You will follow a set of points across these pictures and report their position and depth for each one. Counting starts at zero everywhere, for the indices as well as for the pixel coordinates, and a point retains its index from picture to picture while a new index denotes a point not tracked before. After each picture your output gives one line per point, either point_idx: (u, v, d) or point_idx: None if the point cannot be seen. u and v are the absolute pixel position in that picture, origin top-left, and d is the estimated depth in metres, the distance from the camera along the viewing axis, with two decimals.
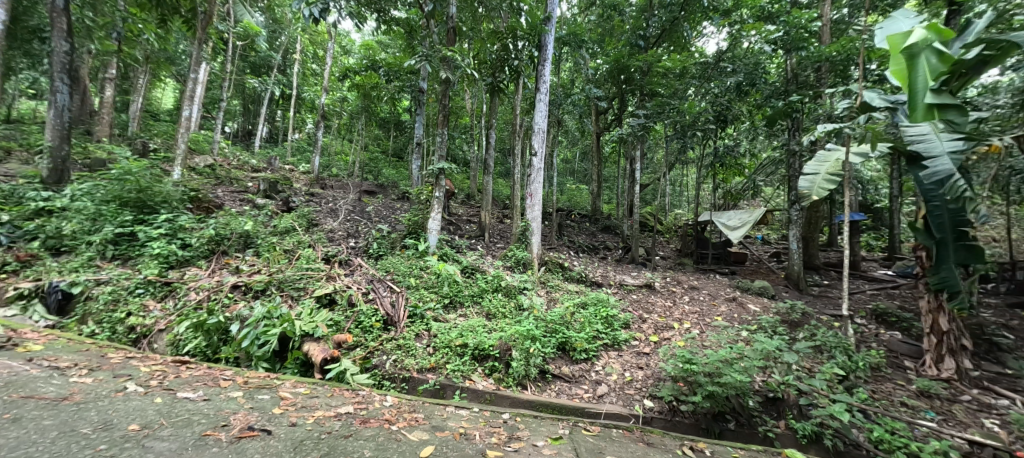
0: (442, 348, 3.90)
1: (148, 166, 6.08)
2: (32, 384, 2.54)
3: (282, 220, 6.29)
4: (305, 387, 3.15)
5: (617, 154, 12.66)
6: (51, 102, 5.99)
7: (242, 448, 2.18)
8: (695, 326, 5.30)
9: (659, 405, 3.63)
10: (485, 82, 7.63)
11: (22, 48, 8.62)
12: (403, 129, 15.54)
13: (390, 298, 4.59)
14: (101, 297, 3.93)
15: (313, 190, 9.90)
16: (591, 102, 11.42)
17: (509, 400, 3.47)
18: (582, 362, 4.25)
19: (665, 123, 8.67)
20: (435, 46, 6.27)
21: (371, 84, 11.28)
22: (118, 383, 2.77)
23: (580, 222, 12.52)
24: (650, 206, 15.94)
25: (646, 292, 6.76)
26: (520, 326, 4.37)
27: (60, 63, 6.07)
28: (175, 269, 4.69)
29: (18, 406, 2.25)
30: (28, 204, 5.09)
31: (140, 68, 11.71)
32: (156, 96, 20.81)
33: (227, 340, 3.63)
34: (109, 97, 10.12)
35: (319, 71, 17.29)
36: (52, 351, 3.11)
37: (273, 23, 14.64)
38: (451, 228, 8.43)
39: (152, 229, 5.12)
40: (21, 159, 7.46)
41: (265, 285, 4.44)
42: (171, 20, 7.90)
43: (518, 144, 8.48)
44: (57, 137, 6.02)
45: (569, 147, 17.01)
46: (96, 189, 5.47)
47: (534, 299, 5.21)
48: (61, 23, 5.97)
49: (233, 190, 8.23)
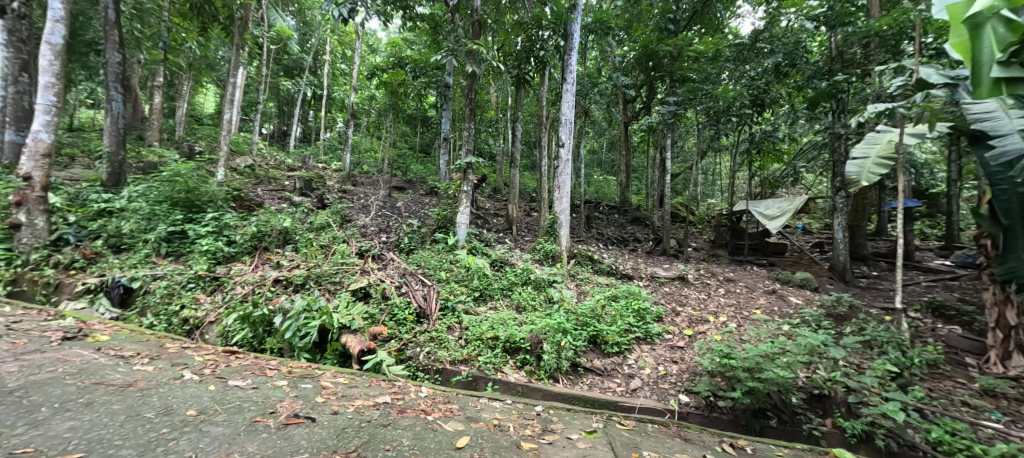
0: (473, 341, 3.93)
1: (195, 167, 6.40)
2: (102, 371, 2.76)
3: (317, 216, 6.48)
4: (344, 377, 3.28)
5: (646, 143, 12.31)
6: (108, 110, 6.43)
7: (289, 434, 2.29)
8: (733, 319, 5.10)
9: (695, 400, 3.55)
10: (510, 74, 7.56)
11: (80, 60, 9.30)
12: (429, 126, 15.73)
13: (422, 291, 4.68)
14: (157, 291, 4.19)
15: (345, 187, 10.22)
16: (618, 91, 11.14)
17: (541, 392, 3.48)
18: (614, 356, 4.19)
19: (697, 109, 8.28)
20: (460, 40, 6.18)
21: (397, 81, 11.59)
22: (176, 371, 2.97)
23: (609, 214, 12.30)
24: (681, 196, 15.49)
25: (679, 285, 6.58)
26: (551, 319, 4.34)
27: (114, 73, 6.52)
28: (222, 265, 4.96)
29: (92, 391, 2.46)
30: (91, 206, 5.49)
31: (184, 75, 12.40)
32: (198, 101, 22.07)
33: (271, 331, 3.79)
34: (158, 103, 10.74)
35: (348, 71, 17.75)
36: (118, 341, 3.38)
37: (304, 26, 15.15)
38: (480, 222, 8.49)
39: (201, 227, 5.44)
40: (83, 164, 8.08)
41: (304, 279, 4.58)
42: (210, 27, 8.28)
43: (546, 136, 8.29)
44: (114, 142, 6.45)
45: (596, 138, 16.72)
46: (150, 191, 5.82)
47: (564, 292, 5.16)
48: (113, 35, 6.35)
49: (271, 188, 8.63)
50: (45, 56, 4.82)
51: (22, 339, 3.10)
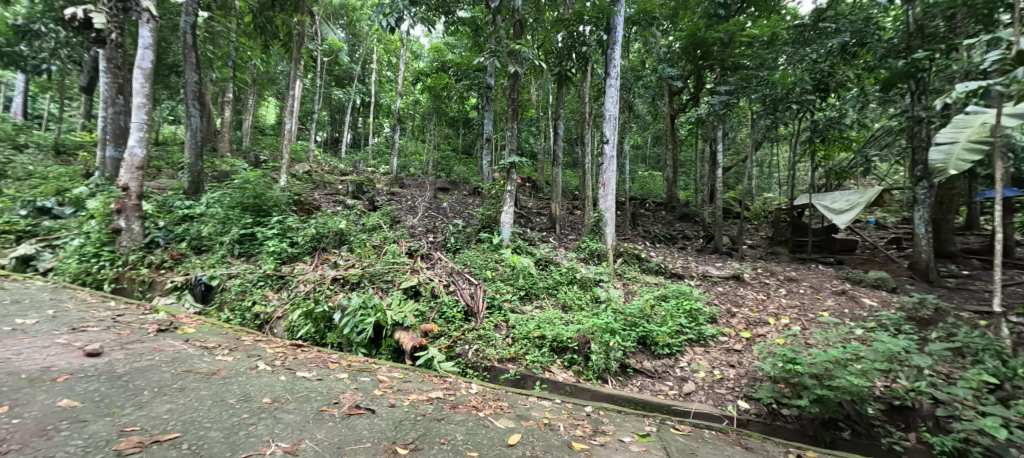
0: (520, 340, 3.96)
1: (261, 175, 6.96)
2: (191, 360, 3.09)
3: (370, 218, 6.78)
4: (399, 372, 3.43)
5: (694, 136, 11.77)
6: (188, 125, 7.13)
7: (352, 424, 2.44)
8: (796, 322, 4.75)
9: (755, 407, 3.36)
10: (552, 72, 7.53)
11: (163, 82, 10.41)
12: (471, 128, 16.02)
13: (469, 290, 4.77)
14: (233, 288, 4.60)
15: (394, 189, 10.66)
16: (663, 83, 10.73)
17: (590, 393, 3.44)
18: (665, 358, 4.05)
19: (751, 98, 7.80)
20: (502, 41, 6.22)
21: (441, 85, 11.95)
22: (252, 361, 3.25)
23: (655, 211, 11.90)
24: (733, 191, 14.64)
25: (734, 284, 6.24)
26: (598, 319, 4.28)
27: (192, 92, 7.22)
28: (286, 264, 5.34)
29: (184, 378, 2.76)
30: (176, 212, 6.13)
31: (249, 90, 13.52)
32: (262, 114, 23.98)
33: (331, 327, 4.03)
34: (228, 117, 11.78)
35: (393, 78, 18.48)
36: (202, 334, 3.75)
37: (353, 38, 15.98)
38: (523, 221, 8.54)
39: (267, 230, 5.89)
40: (168, 175, 9.05)
41: (359, 278, 4.82)
42: (272, 45, 8.95)
43: (589, 133, 8.15)
44: (194, 154, 7.15)
45: (639, 133, 16.23)
46: (224, 197, 6.39)
47: (611, 292, 5.06)
48: (191, 57, 7.04)
49: (327, 192, 9.18)
50: (137, 80, 5.44)
51: (126, 330, 3.53)
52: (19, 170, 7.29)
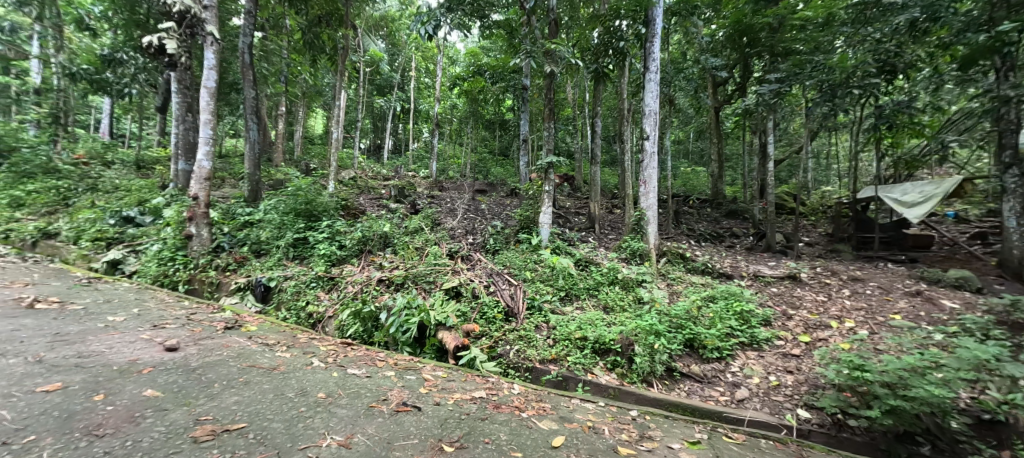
0: (561, 341, 3.92)
1: (312, 182, 7.38)
2: (255, 356, 3.33)
3: (412, 221, 7.00)
4: (443, 371, 3.51)
5: (741, 128, 11.16)
6: (247, 138, 7.71)
7: (400, 420, 2.52)
8: (863, 325, 4.36)
9: (818, 417, 3.13)
10: (589, 69, 7.42)
11: (225, 99, 11.32)
12: (508, 129, 16.12)
13: (509, 290, 4.80)
14: (289, 289, 4.91)
15: (434, 192, 10.95)
16: (706, 74, 10.26)
17: (635, 396, 3.34)
18: (715, 362, 3.86)
19: (804, 85, 7.28)
20: (537, 41, 6.21)
21: (477, 89, 12.22)
22: (307, 358, 3.45)
23: (699, 208, 11.41)
24: (786, 185, 13.72)
25: (789, 285, 5.84)
26: (641, 320, 4.16)
27: (250, 107, 7.80)
28: (336, 266, 5.63)
29: (249, 372, 2.98)
30: (238, 219, 6.64)
31: (299, 103, 14.40)
32: (311, 125, 25.50)
33: (378, 326, 4.20)
34: (281, 130, 12.62)
35: (431, 84, 19.01)
36: (263, 331, 4.03)
37: (392, 47, 16.60)
38: (561, 221, 8.48)
39: (318, 234, 6.24)
40: (231, 184, 9.83)
41: (403, 279, 4.98)
42: (320, 59, 9.49)
43: (627, 129, 7.95)
44: (253, 164, 7.71)
45: (681, 128, 15.61)
46: (279, 204, 6.85)
47: (655, 292, 4.90)
48: (249, 75, 7.59)
49: (372, 197, 9.59)
50: (204, 99, 5.95)
51: (198, 327, 3.86)
52: (108, 184, 8.20)
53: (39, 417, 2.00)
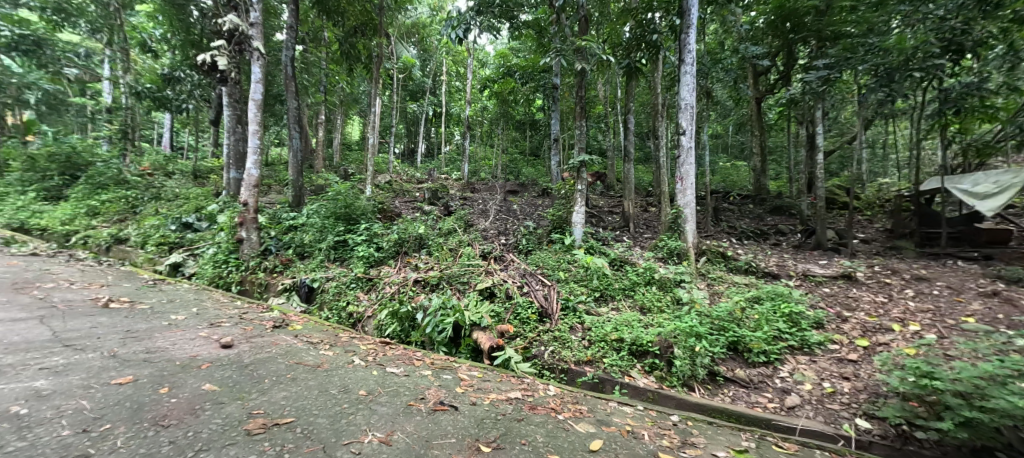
0: (597, 342, 3.86)
1: (351, 186, 7.68)
2: (301, 353, 3.50)
3: (445, 222, 7.12)
4: (478, 371, 3.54)
5: (785, 119, 10.55)
6: (290, 146, 8.13)
7: (438, 419, 2.56)
8: (931, 329, 4.00)
9: (879, 428, 2.89)
10: (621, 65, 7.25)
11: (271, 110, 12.01)
12: (538, 129, 16.06)
13: (543, 291, 4.78)
14: (331, 289, 5.13)
15: (467, 194, 11.10)
16: (746, 63, 9.77)
17: (675, 400, 3.23)
18: (761, 366, 3.66)
19: (856, 70, 6.77)
20: (568, 39, 6.14)
21: (507, 90, 12.39)
22: (348, 356, 3.59)
23: (740, 204, 10.89)
24: (836, 178, 12.83)
25: (843, 285, 5.44)
26: (681, 322, 4.01)
27: (293, 117, 8.22)
28: (374, 267, 5.83)
29: (296, 369, 3.13)
30: (284, 223, 7.02)
31: (338, 111, 15.05)
32: (349, 131, 26.59)
33: (415, 326, 4.30)
34: (321, 137, 13.22)
35: (462, 87, 19.31)
36: (308, 330, 4.24)
37: (424, 53, 17.00)
38: (594, 220, 8.35)
39: (357, 236, 6.47)
40: (277, 190, 10.41)
41: (438, 280, 5.07)
42: (356, 68, 9.85)
43: (662, 125, 7.71)
44: (296, 171, 8.13)
45: (719, 121, 14.96)
46: (321, 208, 7.18)
47: (695, 293, 4.72)
48: (291, 86, 7.99)
49: (407, 200, 9.85)
50: (252, 111, 6.33)
51: (249, 326, 4.11)
52: (170, 193, 8.91)
53: (114, 407, 2.19)
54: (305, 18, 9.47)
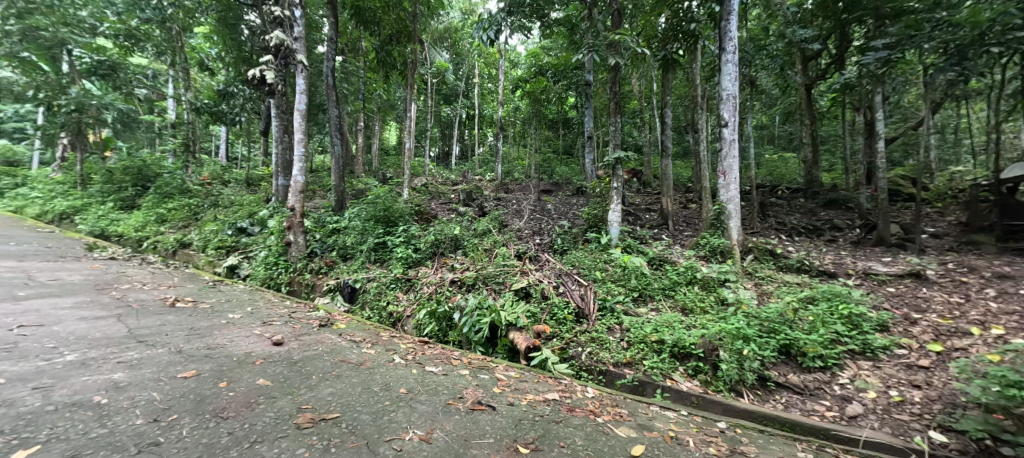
0: (636, 344, 3.75)
1: (389, 190, 7.94)
2: (346, 351, 3.66)
3: (480, 223, 7.19)
4: (515, 371, 3.55)
5: (838, 105, 9.80)
6: (333, 152, 8.53)
7: (476, 419, 2.59)
8: (1019, 334, 3.56)
9: (958, 442, 2.61)
10: (656, 57, 7.02)
11: (315, 119, 12.67)
12: (571, 127, 15.89)
13: (579, 291, 4.72)
14: (372, 290, 5.33)
15: (501, 195, 11.18)
16: (792, 48, 9.17)
17: (721, 406, 3.08)
18: (817, 372, 3.42)
19: (922, 48, 6.17)
20: (600, 34, 6.03)
21: (540, 89, 12.44)
22: (390, 355, 3.71)
23: (788, 198, 10.24)
24: (900, 167, 11.76)
25: (911, 284, 4.97)
26: (726, 324, 3.83)
27: (335, 125, 8.61)
28: (412, 268, 5.99)
29: (341, 366, 3.28)
30: (328, 226, 7.37)
31: (376, 118, 15.62)
32: (386, 137, 27.55)
33: (452, 325, 4.37)
34: (361, 143, 13.77)
35: (494, 88, 19.46)
36: (351, 329, 4.42)
37: (456, 57, 17.30)
38: (631, 218, 8.15)
39: (396, 238, 6.68)
40: (322, 195, 10.97)
41: (474, 280, 5.13)
42: (392, 75, 10.19)
43: (702, 117, 7.38)
44: (338, 176, 8.51)
45: (764, 111, 14.14)
46: (362, 212, 7.47)
47: (741, 293, 4.49)
48: (332, 95, 8.38)
49: (443, 202, 10.06)
50: (297, 121, 6.70)
51: (299, 324, 4.35)
52: (227, 200, 9.61)
53: (180, 399, 2.38)
54: (344, 30, 9.91)
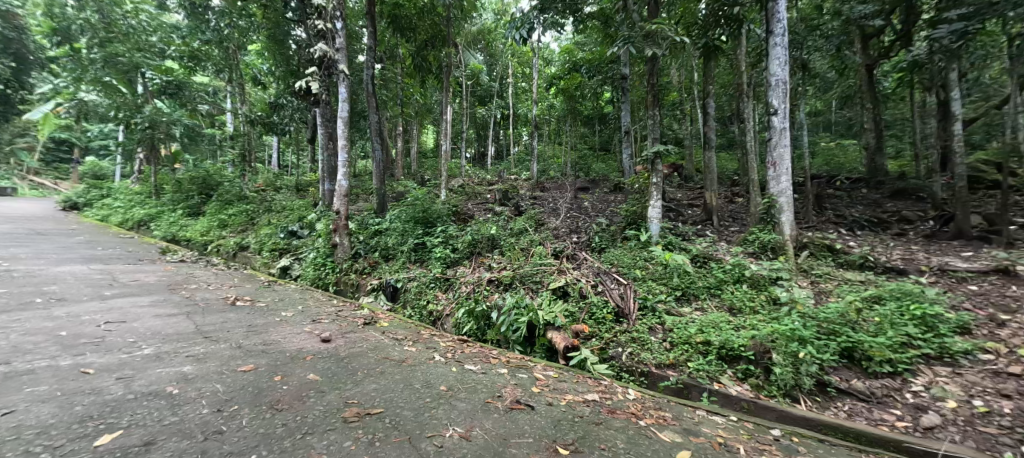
0: (680, 345, 3.61)
1: (427, 191, 8.14)
2: (389, 349, 3.79)
3: (517, 222, 7.21)
4: (554, 371, 3.52)
5: (906, 85, 8.91)
6: (374, 157, 8.88)
7: (515, 418, 2.59)
8: None
9: None
10: (697, 45, 6.70)
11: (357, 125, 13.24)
12: (607, 123, 15.55)
13: (618, 290, 4.60)
14: (413, 289, 5.48)
15: (537, 193, 11.15)
16: (850, 25, 8.44)
17: (775, 412, 2.89)
18: (886, 378, 3.12)
19: (1008, 15, 5.47)
20: (636, 24, 5.85)
21: (574, 85, 12.27)
22: (430, 353, 3.80)
23: (848, 189, 9.44)
24: (983, 150, 10.50)
25: (998, 281, 4.42)
26: (778, 324, 3.59)
27: (375, 130, 8.95)
28: (451, 268, 6.11)
29: (385, 363, 3.39)
30: (370, 228, 7.68)
31: (414, 122, 16.10)
32: (424, 140, 28.31)
33: (490, 324, 4.40)
34: (400, 147, 14.23)
35: (528, 87, 19.45)
36: (394, 327, 4.58)
37: (490, 58, 17.46)
38: (672, 215, 7.85)
39: (434, 239, 6.84)
40: (365, 198, 11.45)
41: (511, 279, 5.14)
42: (428, 79, 10.43)
43: (748, 105, 6.97)
44: (379, 179, 8.85)
45: (818, 95, 13.13)
46: (402, 213, 7.72)
47: (796, 292, 4.19)
48: (372, 101, 8.72)
49: (479, 202, 10.18)
50: (341, 128, 7.02)
51: (345, 322, 4.56)
52: (280, 205, 10.27)
53: (240, 391, 2.57)
54: (383, 38, 10.29)
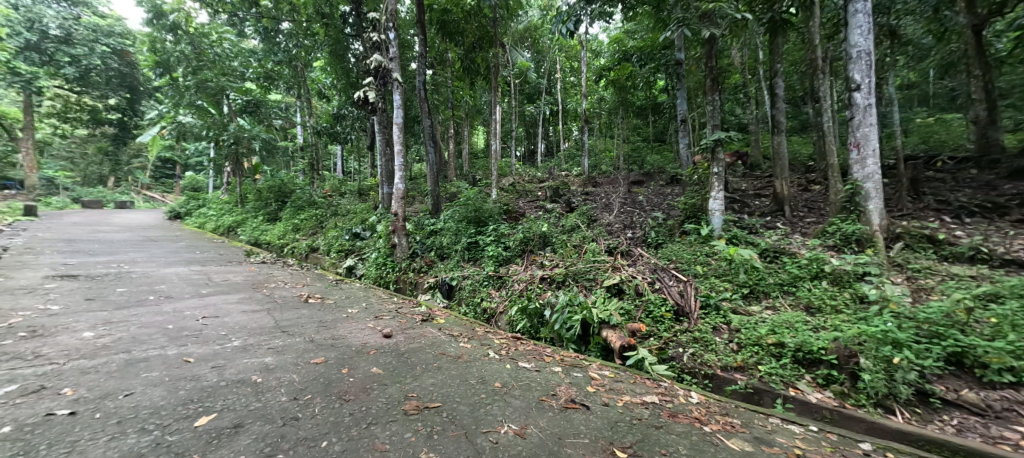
0: (749, 346, 3.34)
1: (479, 191, 8.30)
2: (445, 345, 3.92)
3: (568, 219, 7.11)
4: (609, 371, 3.43)
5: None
6: (427, 160, 9.22)
7: (570, 417, 2.55)
8: None
9: None
10: (762, 21, 6.14)
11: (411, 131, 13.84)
12: (661, 112, 14.81)
13: (678, 287, 4.36)
14: (467, 287, 5.62)
15: (588, 189, 10.92)
16: None
17: (865, 424, 2.57)
18: (1012, 390, 2.64)
19: None
20: (691, 5, 5.49)
21: (625, 75, 11.82)
22: (484, 349, 3.87)
23: (954, 170, 8.15)
24: None
25: None
26: (868, 326, 3.19)
27: (428, 134, 9.29)
28: (503, 266, 6.18)
29: (441, 358, 3.51)
30: (426, 229, 8.00)
31: (464, 124, 16.50)
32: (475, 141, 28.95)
33: (543, 322, 4.39)
34: (452, 149, 14.66)
35: (577, 81, 19.08)
36: (450, 324, 4.73)
37: (537, 55, 17.37)
38: (736, 206, 7.30)
39: (486, 238, 6.96)
40: (421, 200, 11.95)
41: (563, 277, 5.08)
42: (477, 81, 10.60)
43: (824, 81, 6.26)
44: (433, 181, 9.19)
45: (913, 64, 11.46)
46: (455, 213, 7.95)
47: (889, 289, 3.69)
48: (425, 106, 9.06)
49: (530, 200, 10.19)
50: (396, 134, 7.38)
51: (404, 319, 4.79)
52: (345, 209, 11.03)
53: (312, 381, 2.80)
54: (433, 45, 10.64)
